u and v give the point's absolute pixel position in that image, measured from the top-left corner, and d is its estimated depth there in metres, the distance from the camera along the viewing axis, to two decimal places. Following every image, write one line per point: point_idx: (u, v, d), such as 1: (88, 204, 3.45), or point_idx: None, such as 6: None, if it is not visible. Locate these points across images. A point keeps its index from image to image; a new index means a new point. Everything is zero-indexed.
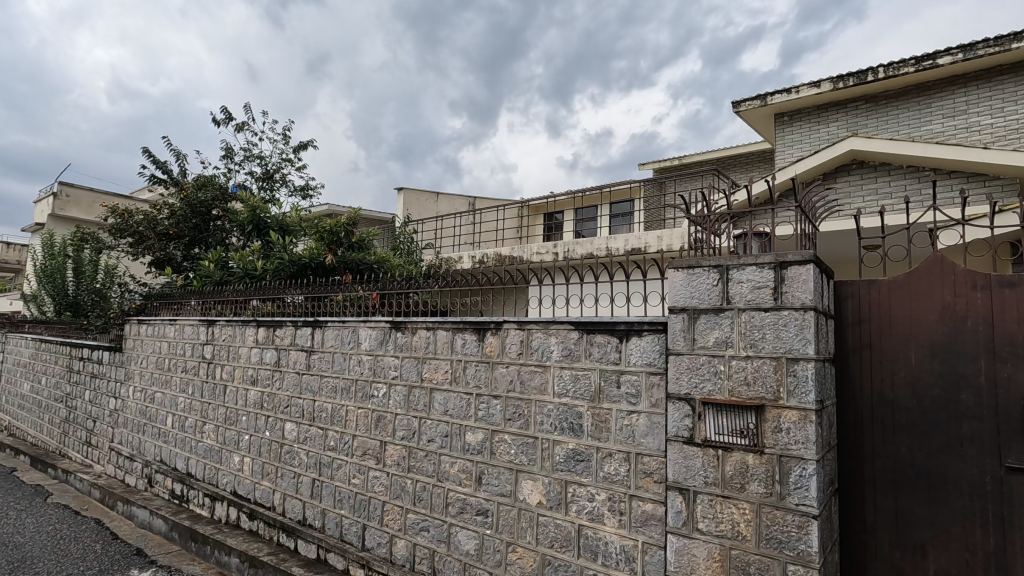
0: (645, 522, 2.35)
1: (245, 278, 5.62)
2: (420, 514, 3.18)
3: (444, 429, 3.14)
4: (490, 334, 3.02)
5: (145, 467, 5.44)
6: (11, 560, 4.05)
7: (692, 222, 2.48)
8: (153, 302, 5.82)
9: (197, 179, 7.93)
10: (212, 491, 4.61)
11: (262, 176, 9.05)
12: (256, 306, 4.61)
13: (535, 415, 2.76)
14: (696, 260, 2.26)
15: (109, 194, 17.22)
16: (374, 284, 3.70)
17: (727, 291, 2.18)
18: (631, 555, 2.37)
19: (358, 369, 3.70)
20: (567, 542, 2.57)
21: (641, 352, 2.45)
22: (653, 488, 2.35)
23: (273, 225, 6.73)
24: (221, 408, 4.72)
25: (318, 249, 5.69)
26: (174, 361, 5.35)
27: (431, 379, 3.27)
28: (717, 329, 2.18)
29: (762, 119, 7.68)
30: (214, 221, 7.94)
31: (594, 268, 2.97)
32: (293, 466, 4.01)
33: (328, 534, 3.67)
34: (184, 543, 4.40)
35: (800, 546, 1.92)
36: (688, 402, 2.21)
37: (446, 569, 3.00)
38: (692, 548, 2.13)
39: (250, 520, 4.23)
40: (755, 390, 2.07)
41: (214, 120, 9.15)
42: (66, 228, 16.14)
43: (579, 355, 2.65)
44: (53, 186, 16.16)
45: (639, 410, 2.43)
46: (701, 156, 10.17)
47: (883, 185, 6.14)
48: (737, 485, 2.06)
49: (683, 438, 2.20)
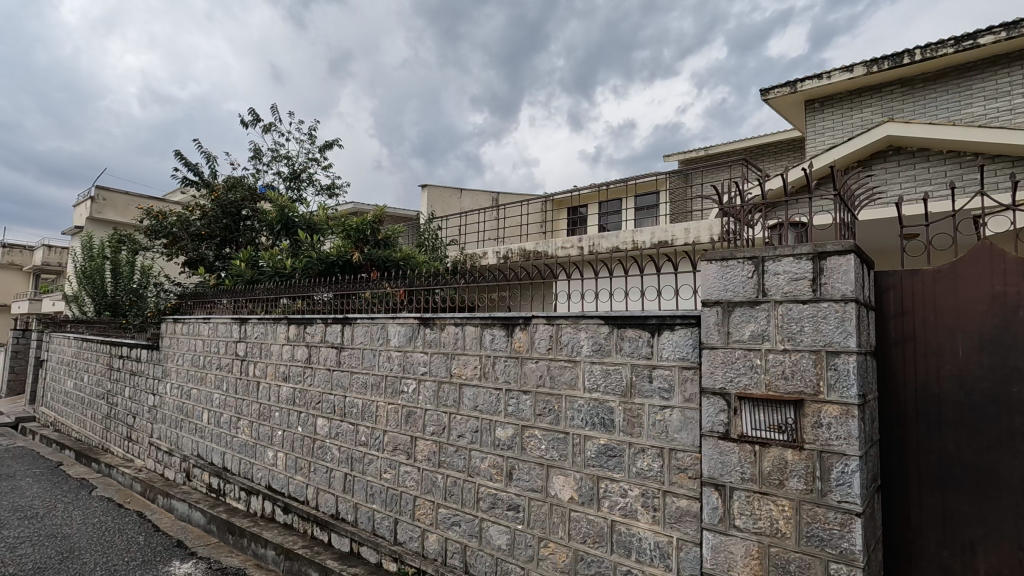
0: (680, 518, 2.32)
1: (275, 276, 5.73)
2: (451, 509, 3.20)
3: (474, 424, 3.15)
4: (519, 330, 3.01)
5: (183, 461, 5.61)
6: (59, 551, 4.20)
7: (725, 213, 2.42)
8: (187, 301, 5.97)
9: (227, 181, 8.12)
10: (248, 485, 4.72)
11: (289, 176, 9.18)
12: (286, 304, 4.68)
13: (566, 411, 2.74)
14: (730, 252, 2.21)
15: (144, 198, 17.78)
16: (400, 280, 3.74)
17: (763, 283, 2.13)
18: (666, 551, 2.34)
19: (387, 365, 3.73)
20: (599, 538, 2.55)
21: (673, 345, 2.42)
22: (688, 484, 2.31)
23: (301, 224, 6.84)
24: (255, 404, 4.82)
25: (345, 247, 5.74)
26: (209, 358, 5.48)
27: (460, 375, 3.28)
28: (753, 322, 2.12)
29: (791, 107, 7.48)
30: (244, 221, 8.12)
31: (623, 262, 2.93)
32: (326, 461, 4.07)
33: (361, 527, 3.73)
34: (222, 536, 4.52)
35: (843, 545, 1.87)
36: (723, 397, 2.17)
37: (478, 564, 3.01)
38: (729, 545, 2.09)
39: (285, 514, 4.31)
40: (794, 384, 2.01)
41: (243, 122, 9.34)
42: (104, 230, 16.72)
43: (610, 350, 2.63)
44: (90, 190, 16.71)
45: (672, 405, 2.40)
46: (728, 147, 9.98)
47: (921, 171, 5.93)
48: (776, 481, 2.01)
49: (719, 433, 2.16)
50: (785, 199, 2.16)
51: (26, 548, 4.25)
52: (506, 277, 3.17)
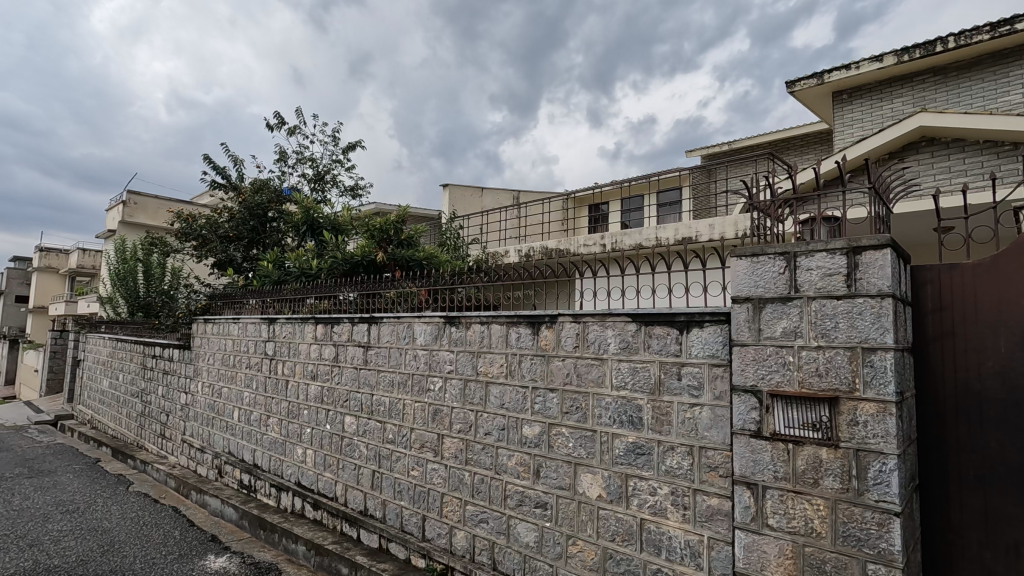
0: (711, 516, 2.30)
1: (302, 276, 5.83)
2: (479, 506, 3.22)
3: (500, 422, 3.16)
4: (545, 328, 3.02)
5: (215, 458, 5.75)
6: (100, 544, 4.35)
7: (754, 208, 2.39)
8: (217, 302, 6.12)
9: (254, 183, 8.28)
10: (278, 482, 4.81)
11: (313, 177, 9.33)
12: (313, 304, 4.77)
13: (594, 409, 2.74)
14: (760, 248, 2.18)
15: (173, 202, 18.22)
16: (424, 280, 3.79)
17: (795, 279, 2.09)
18: (697, 550, 2.33)
19: (414, 363, 3.77)
20: (628, 536, 2.54)
21: (702, 343, 2.40)
22: (719, 483, 2.29)
23: (326, 225, 6.95)
24: (284, 403, 4.91)
25: (369, 247, 5.80)
26: (239, 358, 5.60)
27: (486, 373, 3.29)
28: (785, 318, 2.09)
29: (818, 99, 7.33)
30: (270, 223, 8.26)
31: (650, 259, 2.90)
32: (354, 458, 4.14)
33: (389, 524, 3.78)
34: (254, 531, 4.62)
35: (881, 544, 1.83)
36: (754, 394, 2.14)
37: (506, 561, 3.03)
38: (761, 544, 2.07)
39: (315, 510, 4.39)
40: (828, 381, 1.98)
41: (268, 125, 9.50)
42: (136, 234, 17.22)
43: (637, 347, 2.61)
44: (121, 194, 17.19)
45: (702, 403, 2.38)
46: (752, 141, 9.81)
47: (956, 162, 5.77)
48: (810, 481, 1.98)
49: (750, 431, 2.13)
50: (817, 192, 2.12)
51: (69, 540, 4.41)
52: (531, 275, 3.17)
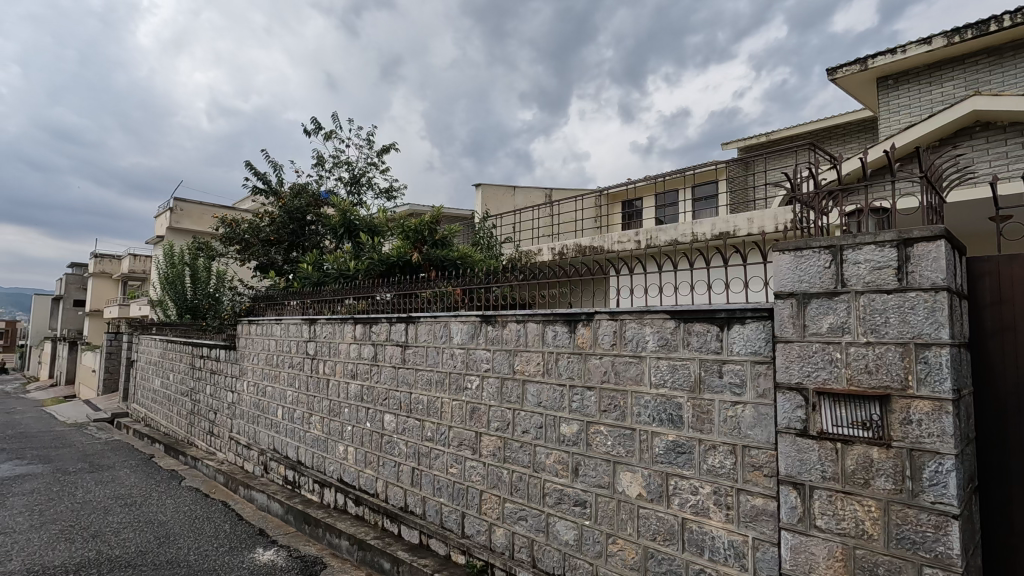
0: (756, 517, 2.25)
1: (340, 277, 5.96)
2: (517, 504, 3.24)
3: (538, 420, 3.17)
4: (582, 326, 3.01)
5: (260, 455, 5.95)
6: (157, 536, 4.55)
7: (797, 199, 2.32)
8: (260, 303, 6.32)
9: (293, 188, 8.51)
10: (321, 478, 4.95)
11: (349, 180, 9.52)
12: (352, 304, 4.88)
13: (632, 406, 2.72)
14: (805, 241, 2.12)
15: (216, 207, 18.88)
16: (459, 279, 3.83)
17: (841, 272, 2.03)
18: (741, 551, 2.28)
19: (451, 362, 3.81)
20: (670, 536, 2.51)
21: (744, 339, 2.35)
22: (763, 482, 2.24)
23: (363, 227, 7.09)
24: (326, 401, 5.04)
25: (404, 248, 5.88)
26: (282, 357, 5.77)
27: (523, 372, 3.31)
28: (831, 313, 2.03)
29: (861, 86, 7.07)
30: (309, 226, 8.47)
31: (689, 255, 2.85)
32: (394, 455, 4.22)
33: (429, 520, 3.84)
34: (299, 525, 4.76)
35: (938, 548, 1.76)
36: (800, 392, 2.09)
37: (546, 559, 3.04)
38: (810, 546, 2.01)
39: (356, 506, 4.50)
40: (879, 378, 1.91)
41: (305, 130, 9.73)
42: (182, 239, 17.91)
43: (676, 345, 2.58)
44: (168, 201, 17.93)
45: (744, 401, 2.33)
46: (791, 131, 9.53)
47: (1014, 147, 5.48)
48: (861, 481, 1.92)
49: (796, 430, 2.08)
50: (864, 183, 2.05)
51: (128, 532, 4.64)
52: (566, 273, 3.16)
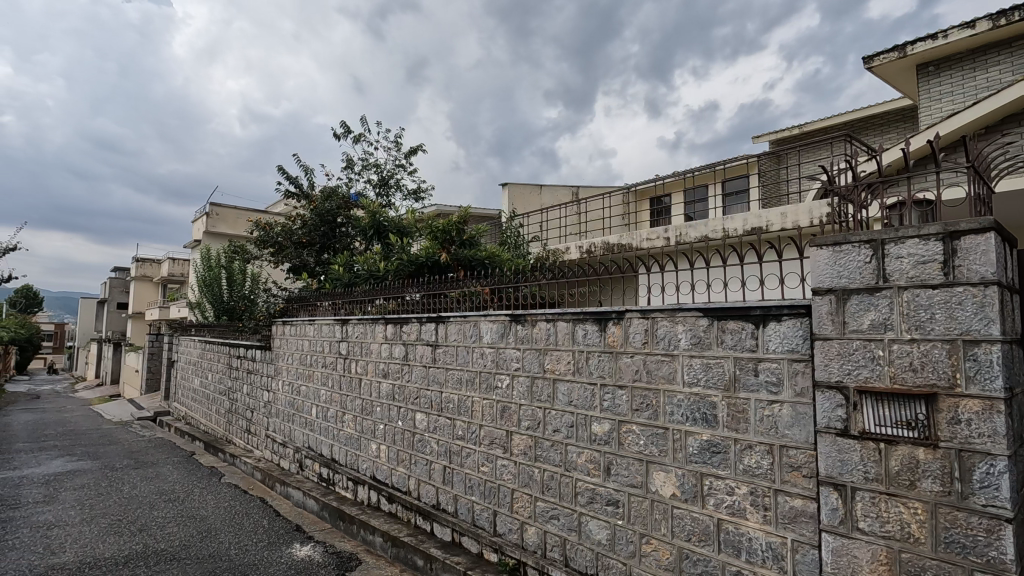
0: (795, 519, 2.20)
1: (371, 278, 6.06)
2: (549, 503, 3.24)
3: (569, 419, 3.17)
4: (612, 325, 2.99)
5: (296, 453, 6.09)
6: (199, 531, 4.71)
7: (835, 193, 2.26)
8: (294, 305, 6.47)
9: (323, 191, 8.67)
10: (354, 475, 5.04)
11: (378, 183, 9.65)
12: (382, 305, 4.95)
13: (664, 406, 2.69)
14: (844, 235, 2.06)
15: (250, 211, 19.39)
16: (487, 279, 3.85)
17: (883, 267, 1.97)
18: (780, 553, 2.24)
19: (481, 362, 3.83)
20: (705, 537, 2.48)
21: (780, 337, 2.30)
22: (802, 483, 2.19)
23: (392, 228, 7.19)
24: (358, 400, 5.13)
25: (433, 248, 5.93)
26: (315, 357, 5.89)
27: (553, 371, 3.30)
28: (873, 310, 1.97)
29: (900, 74, 6.83)
30: (340, 228, 8.63)
31: (721, 252, 2.80)
32: (425, 454, 4.27)
33: (461, 518, 3.87)
34: (334, 522, 4.86)
35: (990, 553, 1.70)
36: (840, 390, 2.03)
37: (578, 558, 3.03)
38: (852, 549, 1.96)
39: (389, 503, 4.57)
40: (924, 376, 1.85)
41: (335, 134, 9.90)
42: (218, 243, 18.46)
43: (710, 343, 2.54)
44: (204, 206, 18.48)
45: (781, 400, 2.29)
46: (826, 123, 9.26)
47: None
48: (905, 483, 1.86)
49: (837, 430, 2.03)
50: (907, 174, 1.98)
51: (173, 527, 4.81)
52: (595, 272, 3.15)
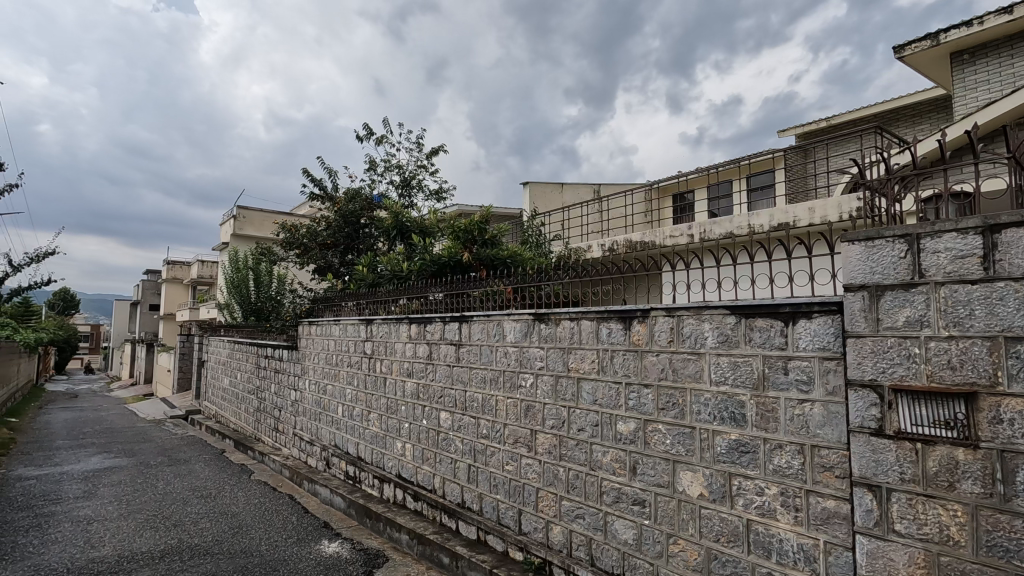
0: (828, 519, 2.16)
1: (394, 279, 6.11)
2: (574, 502, 3.23)
3: (594, 418, 3.15)
4: (637, 323, 2.96)
5: (323, 451, 6.19)
6: (231, 527, 4.82)
7: (867, 187, 2.20)
8: (319, 305, 6.57)
9: (347, 192, 8.78)
10: (380, 473, 5.10)
11: (400, 184, 9.74)
12: (406, 304, 5.00)
13: (691, 405, 2.66)
14: (876, 230, 2.01)
15: (276, 214, 19.74)
16: (510, 278, 3.85)
17: (919, 262, 1.91)
18: (812, 555, 2.19)
19: (505, 360, 3.84)
20: (734, 537, 2.45)
21: (811, 335, 2.25)
22: (835, 484, 2.15)
23: (414, 229, 7.25)
24: (383, 399, 5.19)
25: (455, 248, 5.96)
26: (341, 356, 5.98)
27: (578, 369, 3.29)
28: (908, 306, 1.92)
29: (934, 63, 6.63)
30: (363, 229, 8.74)
31: (749, 248, 2.75)
32: (450, 452, 4.29)
33: (486, 517, 3.88)
34: (361, 519, 4.92)
35: None
36: (874, 389, 1.98)
37: (604, 557, 3.02)
38: (888, 551, 1.91)
39: (415, 501, 4.61)
40: (963, 374, 1.79)
41: (358, 136, 10.01)
42: (246, 245, 18.85)
43: (737, 341, 2.50)
44: (232, 210, 18.90)
45: (813, 399, 2.24)
46: (854, 115, 9.05)
47: None
48: (944, 484, 1.80)
49: (871, 430, 1.98)
50: (942, 165, 1.92)
51: (206, 522, 4.93)
52: (619, 269, 3.12)
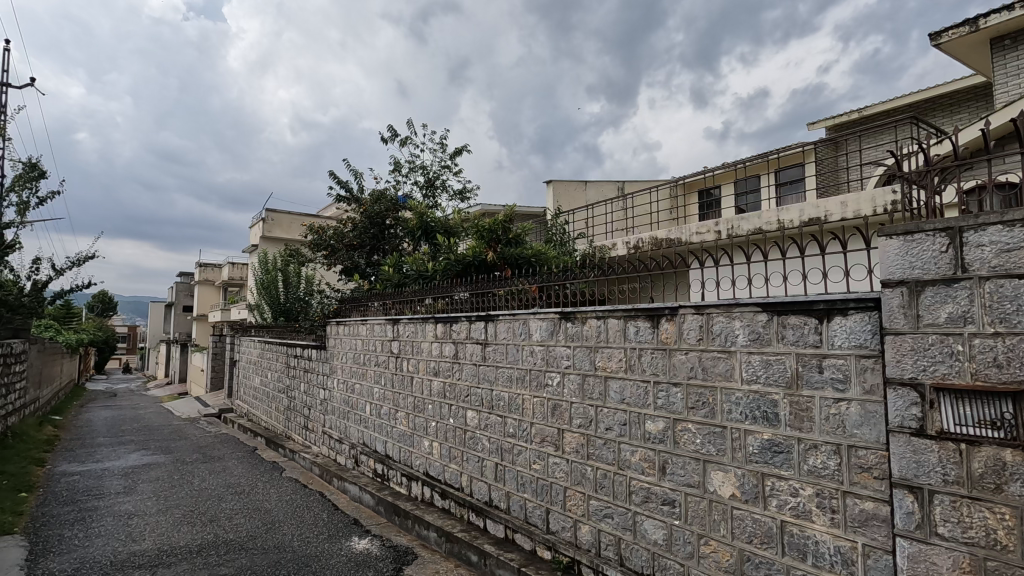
0: (866, 522, 2.10)
1: (420, 278, 6.17)
2: (603, 502, 3.21)
3: (622, 417, 3.13)
4: (665, 321, 2.93)
5: (351, 449, 6.28)
6: (263, 523, 4.92)
7: (904, 179, 2.12)
8: (347, 305, 6.67)
9: (373, 194, 8.89)
10: (408, 471, 5.15)
11: (424, 184, 9.82)
12: (431, 304, 5.04)
13: (722, 404, 2.62)
14: (915, 224, 1.95)
15: (304, 216, 20.08)
16: (534, 277, 3.85)
17: (961, 257, 1.85)
18: (849, 557, 2.14)
19: (531, 360, 3.84)
20: (768, 539, 2.40)
21: (847, 332, 2.20)
22: (874, 485, 2.09)
23: (439, 229, 7.30)
24: (410, 398, 5.24)
25: (480, 248, 5.98)
26: (368, 356, 6.05)
27: (605, 368, 3.27)
28: (950, 302, 1.86)
29: (973, 49, 6.38)
30: (389, 230, 8.84)
31: (780, 244, 2.70)
32: (477, 451, 4.31)
33: (514, 515, 3.89)
34: (390, 516, 4.98)
35: None
36: (914, 388, 1.93)
37: (634, 557, 2.99)
38: (930, 555, 1.85)
39: (443, 499, 4.64)
40: (1011, 373, 1.72)
41: (382, 138, 10.12)
42: (275, 247, 19.25)
43: (770, 339, 2.45)
44: (261, 212, 19.31)
45: (849, 398, 2.18)
46: (889, 105, 8.77)
47: None
48: (990, 487, 1.74)
49: (911, 430, 1.92)
50: (985, 156, 1.84)
51: (240, 518, 5.05)
52: (646, 267, 3.08)
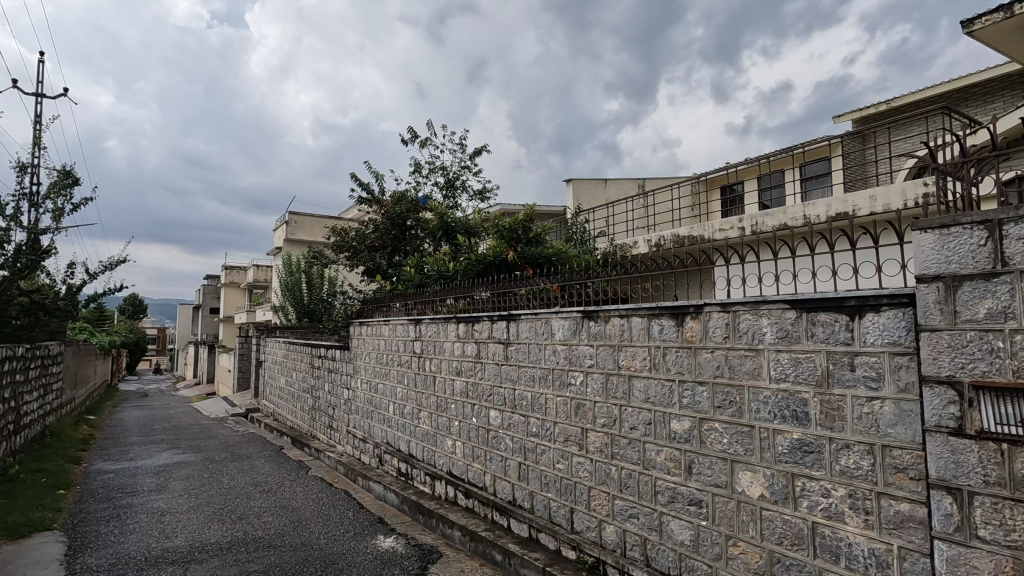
0: (901, 524, 2.05)
1: (441, 278, 6.20)
2: (628, 501, 3.19)
3: (647, 417, 3.10)
4: (690, 319, 2.89)
5: (375, 448, 6.34)
6: (291, 521, 5.01)
7: (938, 171, 2.06)
8: (369, 306, 6.73)
9: (394, 195, 8.95)
10: (431, 470, 5.18)
11: (444, 185, 9.87)
12: (453, 304, 5.06)
13: (749, 403, 2.58)
14: (951, 217, 1.89)
15: (326, 219, 20.34)
16: (556, 276, 3.84)
17: (1001, 250, 1.79)
18: (885, 560, 2.09)
19: (554, 359, 3.82)
20: (799, 540, 2.35)
21: (880, 329, 2.14)
22: (909, 486, 2.03)
23: (460, 229, 7.33)
24: (433, 397, 5.26)
25: (501, 247, 5.99)
26: (391, 355, 6.10)
27: (629, 367, 3.24)
28: (989, 298, 1.80)
29: (1007, 37, 6.18)
30: (410, 231, 8.90)
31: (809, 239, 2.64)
32: (500, 450, 4.31)
33: (538, 514, 3.88)
34: (414, 515, 5.02)
35: None
36: (952, 386, 1.87)
37: (660, 558, 2.96)
38: (971, 559, 1.80)
39: (466, 498, 4.66)
40: None
41: (403, 140, 10.19)
42: (299, 250, 19.53)
43: (798, 337, 2.41)
44: (285, 216, 19.61)
45: (883, 397, 2.13)
46: (918, 96, 8.54)
47: None
48: None
49: (949, 429, 1.86)
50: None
51: (268, 516, 5.14)
52: (671, 264, 3.05)
